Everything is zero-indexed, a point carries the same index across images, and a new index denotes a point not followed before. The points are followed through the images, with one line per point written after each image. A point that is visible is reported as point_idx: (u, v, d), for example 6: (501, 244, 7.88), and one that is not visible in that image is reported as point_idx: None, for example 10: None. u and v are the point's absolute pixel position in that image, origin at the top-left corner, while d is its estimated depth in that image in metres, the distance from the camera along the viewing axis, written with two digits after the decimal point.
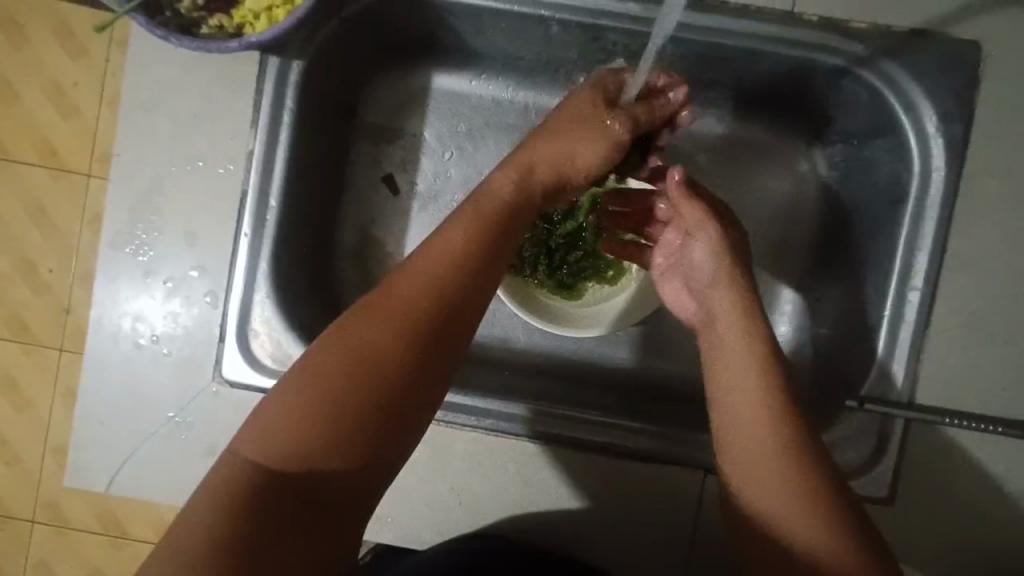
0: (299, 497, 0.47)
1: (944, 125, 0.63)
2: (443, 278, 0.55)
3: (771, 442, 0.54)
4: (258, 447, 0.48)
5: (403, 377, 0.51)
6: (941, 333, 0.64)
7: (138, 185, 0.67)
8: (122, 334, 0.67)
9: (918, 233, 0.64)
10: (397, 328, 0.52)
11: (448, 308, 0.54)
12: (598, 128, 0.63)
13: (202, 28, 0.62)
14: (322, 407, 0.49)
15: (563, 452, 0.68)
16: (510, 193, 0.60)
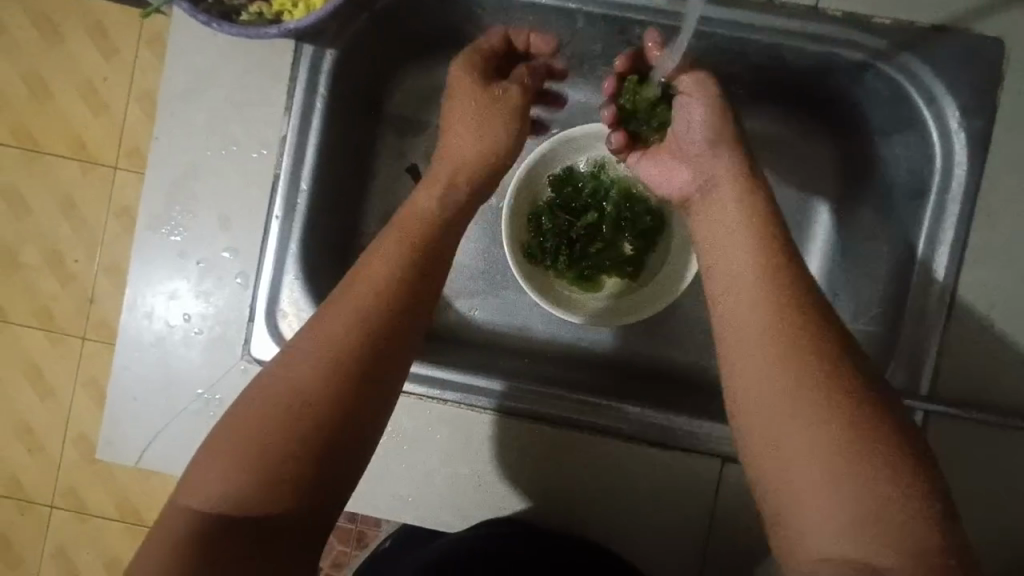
0: (239, 530, 0.48)
1: (966, 120, 0.64)
2: (366, 318, 0.56)
3: (781, 335, 0.53)
4: (196, 492, 0.50)
5: (329, 414, 0.52)
6: (960, 325, 0.64)
7: (174, 168, 0.69)
8: (155, 313, 0.69)
9: (939, 227, 0.65)
10: (319, 370, 0.53)
11: (369, 349, 0.55)
12: (479, 124, 0.71)
13: (242, 15, 0.64)
14: (251, 447, 0.50)
15: (550, 429, 0.69)
16: (432, 216, 0.65)
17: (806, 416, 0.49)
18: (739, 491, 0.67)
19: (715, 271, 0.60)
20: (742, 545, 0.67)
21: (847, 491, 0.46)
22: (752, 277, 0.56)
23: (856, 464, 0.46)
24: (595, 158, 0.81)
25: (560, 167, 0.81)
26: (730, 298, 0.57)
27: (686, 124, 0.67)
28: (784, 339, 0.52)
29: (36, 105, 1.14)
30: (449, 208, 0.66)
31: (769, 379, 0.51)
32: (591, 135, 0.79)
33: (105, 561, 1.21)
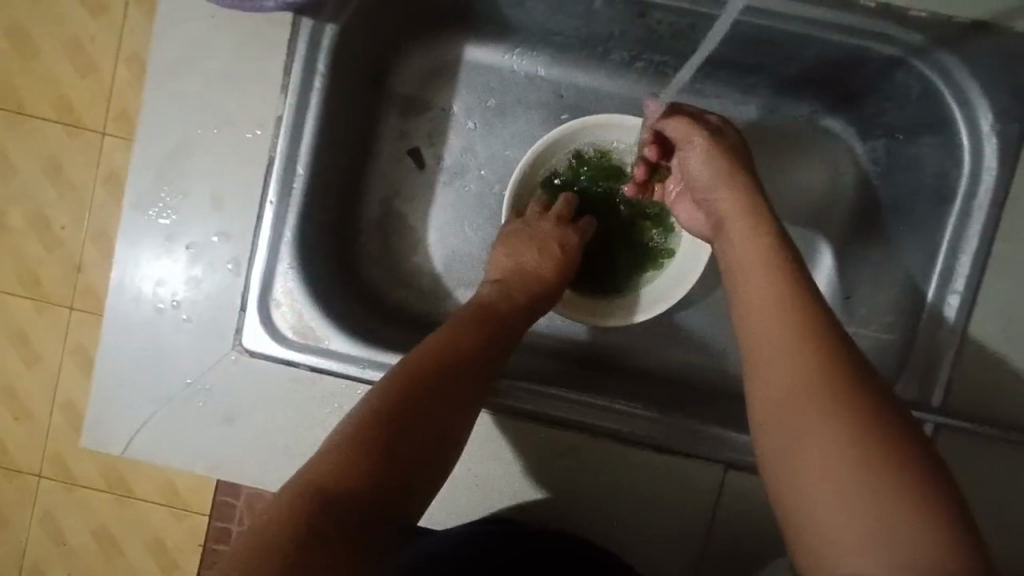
0: (347, 516, 0.49)
1: (999, 124, 0.61)
2: (473, 351, 0.61)
3: (805, 340, 0.51)
4: (310, 480, 0.51)
5: (438, 429, 0.57)
6: (981, 338, 0.62)
7: (162, 145, 0.65)
8: (143, 297, 0.66)
9: (962, 235, 0.62)
10: (424, 390, 0.57)
11: (474, 380, 0.60)
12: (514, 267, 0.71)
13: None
14: (365, 454, 0.52)
15: (546, 432, 0.67)
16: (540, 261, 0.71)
17: (847, 429, 0.47)
18: (739, 498, 0.66)
19: (744, 303, 0.57)
20: (740, 551, 0.66)
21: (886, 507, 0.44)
22: (778, 303, 0.55)
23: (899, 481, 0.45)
24: (602, 147, 0.77)
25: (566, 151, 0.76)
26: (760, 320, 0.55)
27: (696, 167, 0.67)
28: (812, 367, 0.50)
29: (21, 63, 1.09)
30: (530, 289, 0.69)
31: (804, 404, 0.49)
32: (596, 124, 0.74)
33: (93, 533, 1.20)
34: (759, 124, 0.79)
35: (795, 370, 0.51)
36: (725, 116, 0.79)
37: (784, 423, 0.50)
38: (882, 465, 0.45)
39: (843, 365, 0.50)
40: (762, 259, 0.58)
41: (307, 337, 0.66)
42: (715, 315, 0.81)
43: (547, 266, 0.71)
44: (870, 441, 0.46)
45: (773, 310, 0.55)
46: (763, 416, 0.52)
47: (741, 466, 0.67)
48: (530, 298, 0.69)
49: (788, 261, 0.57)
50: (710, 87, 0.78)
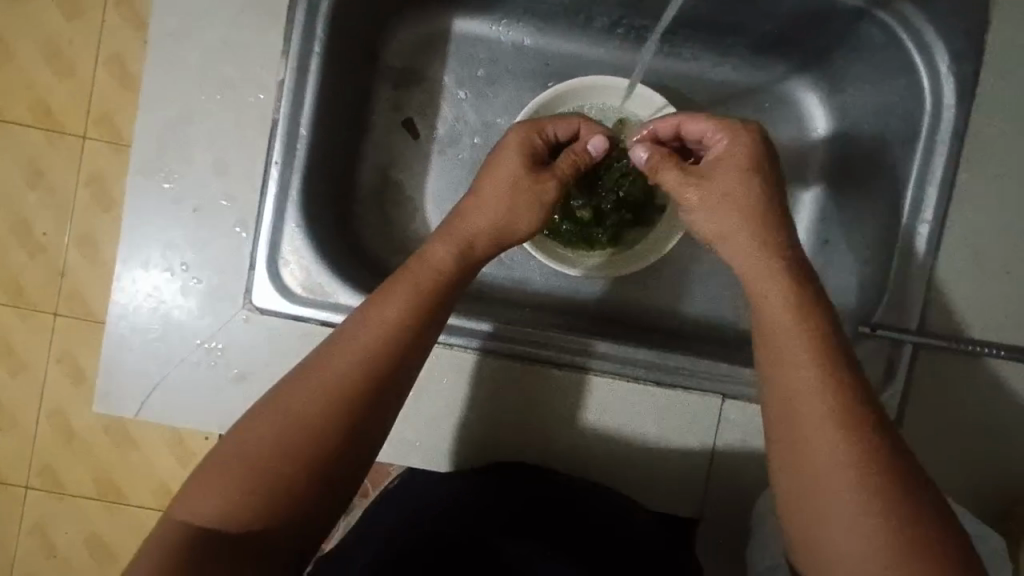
0: (230, 550, 0.51)
1: (955, 64, 0.67)
2: (373, 358, 0.58)
3: (804, 364, 0.51)
4: (190, 514, 0.53)
5: (336, 443, 0.56)
6: (948, 264, 0.68)
7: (166, 113, 0.66)
8: (151, 263, 0.67)
9: (929, 168, 0.67)
10: (312, 410, 0.56)
11: (379, 388, 0.58)
12: (478, 203, 0.66)
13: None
14: (258, 470, 0.54)
15: (555, 370, 0.71)
16: (485, 223, 0.65)
17: (834, 466, 0.48)
18: (737, 427, 0.70)
19: (755, 302, 0.56)
20: (741, 480, 0.70)
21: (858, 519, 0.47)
22: (789, 312, 0.53)
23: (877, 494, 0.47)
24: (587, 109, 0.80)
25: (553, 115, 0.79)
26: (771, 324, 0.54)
27: (698, 219, 0.60)
28: (815, 383, 0.51)
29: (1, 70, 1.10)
30: (461, 264, 0.64)
31: (806, 418, 0.50)
32: (578, 88, 0.78)
33: (87, 540, 1.19)
34: (733, 84, 0.84)
35: (795, 382, 0.51)
36: (702, 78, 0.84)
37: (791, 432, 0.51)
38: (859, 483, 0.48)
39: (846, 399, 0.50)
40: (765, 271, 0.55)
41: (316, 293, 0.69)
42: (701, 268, 0.85)
43: (497, 226, 0.65)
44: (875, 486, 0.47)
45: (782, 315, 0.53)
46: (771, 416, 0.53)
47: (736, 397, 0.70)
48: (468, 265, 0.65)
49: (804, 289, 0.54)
50: (688, 50, 0.83)
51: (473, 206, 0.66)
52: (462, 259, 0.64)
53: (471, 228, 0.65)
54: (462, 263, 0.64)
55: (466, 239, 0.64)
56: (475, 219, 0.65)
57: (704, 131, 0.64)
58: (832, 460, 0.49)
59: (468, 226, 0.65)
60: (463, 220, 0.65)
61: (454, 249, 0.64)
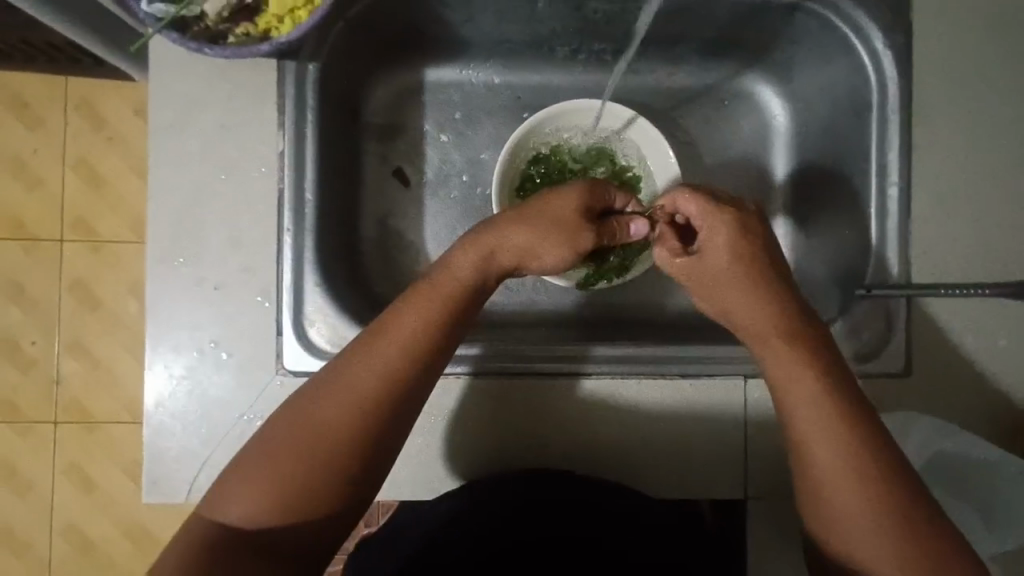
0: (251, 552, 0.54)
1: (889, 40, 0.73)
2: (392, 373, 0.59)
3: (806, 377, 0.58)
4: (213, 512, 0.56)
5: (348, 462, 0.57)
6: (920, 218, 0.73)
7: (175, 201, 0.69)
8: (181, 346, 0.69)
9: (886, 134, 0.74)
10: (327, 427, 0.57)
11: (396, 404, 0.59)
12: (511, 221, 0.67)
13: (209, 14, 0.62)
14: (280, 477, 0.56)
15: (568, 380, 0.73)
16: (514, 237, 0.67)
17: (851, 481, 0.55)
18: (763, 402, 0.73)
19: (760, 354, 0.62)
20: (778, 454, 0.73)
21: (870, 521, 0.55)
22: (777, 322, 0.61)
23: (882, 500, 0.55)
24: (566, 128, 0.85)
25: (535, 139, 0.84)
26: (773, 371, 0.60)
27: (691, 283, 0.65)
28: (822, 409, 0.57)
29: None
30: (483, 269, 0.66)
31: (812, 434, 0.57)
32: (554, 112, 0.83)
33: None
34: (693, 88, 0.90)
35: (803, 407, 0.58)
36: (664, 86, 0.90)
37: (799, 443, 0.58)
38: (869, 493, 0.55)
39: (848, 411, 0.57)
40: (760, 300, 0.62)
41: (345, 346, 0.71)
42: None
43: (526, 246, 0.67)
44: (879, 494, 0.55)
45: (790, 343, 0.60)
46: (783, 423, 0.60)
47: (757, 374, 0.74)
48: (489, 275, 0.66)
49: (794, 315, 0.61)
50: (646, 63, 0.89)
51: (496, 224, 0.68)
52: (482, 271, 0.66)
53: (495, 240, 0.66)
54: (485, 275, 0.66)
55: (489, 249, 0.66)
56: (501, 232, 0.67)
57: (693, 211, 0.66)
58: (840, 474, 0.56)
59: (495, 237, 0.66)
60: (488, 235, 0.66)
61: (475, 261, 0.65)
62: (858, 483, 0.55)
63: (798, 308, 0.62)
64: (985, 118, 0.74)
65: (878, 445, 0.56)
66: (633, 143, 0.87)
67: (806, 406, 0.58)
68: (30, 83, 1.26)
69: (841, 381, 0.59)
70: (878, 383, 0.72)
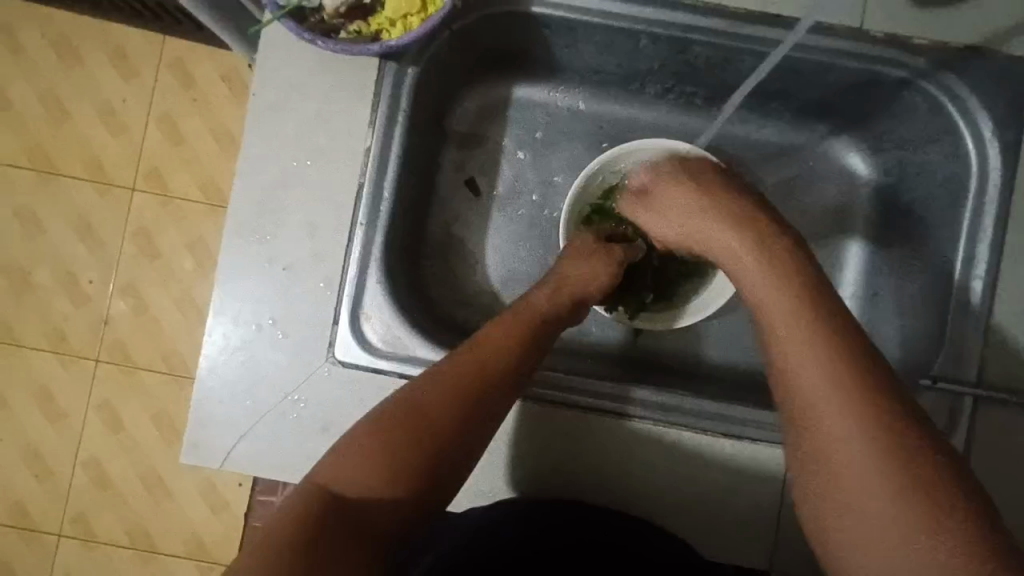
0: (355, 524, 0.56)
1: (998, 130, 0.71)
2: (491, 375, 0.64)
3: (823, 358, 0.57)
4: (323, 481, 0.57)
5: (447, 449, 0.61)
6: (1003, 318, 0.70)
7: (261, 178, 0.71)
8: (242, 318, 0.71)
9: (979, 226, 0.71)
10: (426, 415, 0.61)
11: (490, 402, 0.63)
12: (582, 259, 0.76)
13: (327, 9, 0.64)
14: (387, 456, 0.59)
15: (606, 419, 0.72)
16: (586, 273, 0.75)
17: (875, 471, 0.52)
18: None
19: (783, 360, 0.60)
20: None
21: (882, 475, 0.52)
22: (792, 304, 0.62)
23: (903, 474, 0.52)
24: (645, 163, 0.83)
25: (609, 173, 0.83)
26: (790, 353, 0.60)
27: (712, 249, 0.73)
28: (840, 395, 0.55)
29: None
30: (559, 298, 0.72)
31: (835, 408, 0.55)
32: (627, 149, 0.81)
33: None
34: (779, 145, 0.89)
35: (812, 377, 0.57)
36: (750, 138, 0.89)
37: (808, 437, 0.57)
38: (896, 463, 0.52)
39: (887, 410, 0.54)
40: (784, 292, 0.63)
41: (396, 346, 0.72)
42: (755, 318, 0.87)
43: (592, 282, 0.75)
44: (903, 469, 0.52)
45: (799, 329, 0.60)
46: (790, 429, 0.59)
47: None
48: (566, 304, 0.73)
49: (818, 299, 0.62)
50: (735, 113, 0.88)
51: (567, 260, 0.76)
52: (559, 298, 0.72)
53: (572, 274, 0.74)
54: (563, 304, 0.72)
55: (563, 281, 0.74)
56: (573, 267, 0.75)
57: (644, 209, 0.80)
58: (870, 467, 0.52)
59: (569, 275, 0.74)
60: (563, 271, 0.75)
61: (552, 291, 0.73)
62: (875, 455, 0.53)
63: (824, 292, 0.63)
64: None
65: (903, 430, 0.53)
66: None
67: (823, 390, 0.56)
68: (135, 37, 1.32)
69: (872, 362, 0.57)
70: None
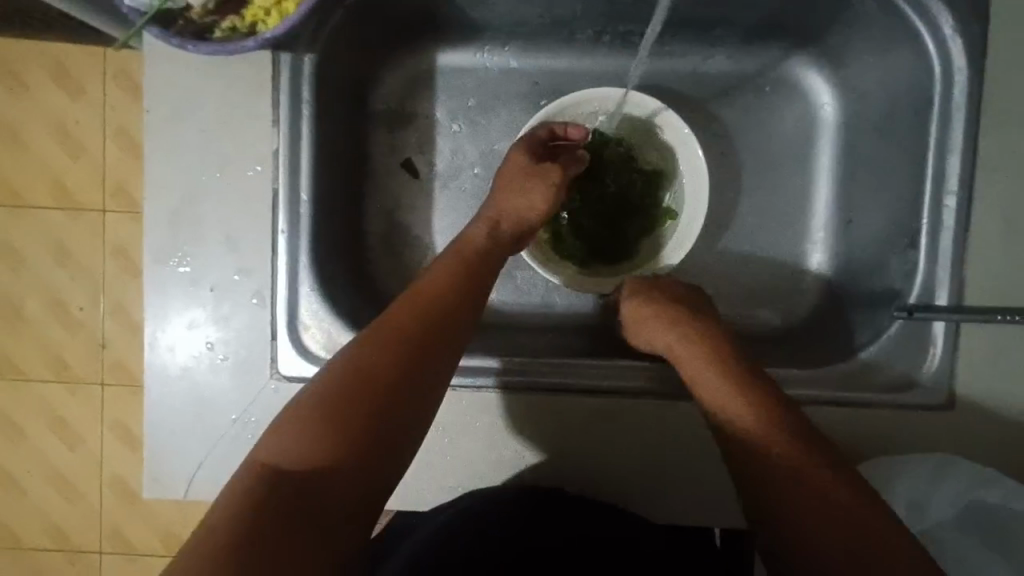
0: (297, 496, 0.50)
1: (960, 24, 0.63)
2: (428, 314, 0.61)
3: (705, 363, 0.64)
4: (264, 456, 0.52)
5: (398, 408, 0.56)
6: (980, 234, 0.64)
7: (171, 198, 0.68)
8: (178, 346, 0.69)
9: (947, 137, 0.64)
10: (373, 373, 0.56)
11: (432, 342, 0.60)
12: (520, 183, 0.72)
13: (194, 7, 0.58)
14: (330, 412, 0.54)
15: (570, 398, 0.69)
16: (522, 204, 0.72)
17: (790, 480, 0.56)
18: None
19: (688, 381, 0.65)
20: None
21: (820, 503, 0.55)
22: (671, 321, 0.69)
23: (810, 487, 0.56)
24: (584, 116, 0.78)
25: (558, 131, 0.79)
26: (694, 382, 0.64)
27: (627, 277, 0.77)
28: (733, 397, 0.61)
29: (17, 161, 1.19)
30: (495, 232, 0.70)
31: (731, 417, 0.60)
32: (573, 101, 0.77)
33: None
34: (731, 73, 0.81)
35: (738, 429, 0.60)
36: (698, 72, 0.82)
37: (751, 477, 0.58)
38: (805, 473, 0.56)
39: (785, 428, 0.59)
40: (677, 340, 0.67)
41: None
42: (724, 266, 0.82)
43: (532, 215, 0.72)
44: (828, 485, 0.55)
45: (693, 356, 0.66)
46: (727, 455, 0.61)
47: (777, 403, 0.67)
48: (506, 238, 0.71)
49: (710, 340, 0.66)
50: (677, 46, 0.80)
51: (501, 190, 0.72)
52: (496, 232, 0.70)
53: (511, 203, 0.72)
54: (501, 237, 0.70)
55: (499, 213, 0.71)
56: (509, 195, 0.72)
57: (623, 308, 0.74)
58: (788, 481, 0.56)
59: (506, 203, 0.72)
60: (497, 202, 0.72)
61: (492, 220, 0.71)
62: (806, 478, 0.56)
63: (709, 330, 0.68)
64: None
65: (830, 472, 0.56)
66: (664, 137, 0.79)
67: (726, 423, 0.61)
68: None
69: (742, 373, 0.63)
70: (916, 419, 0.65)
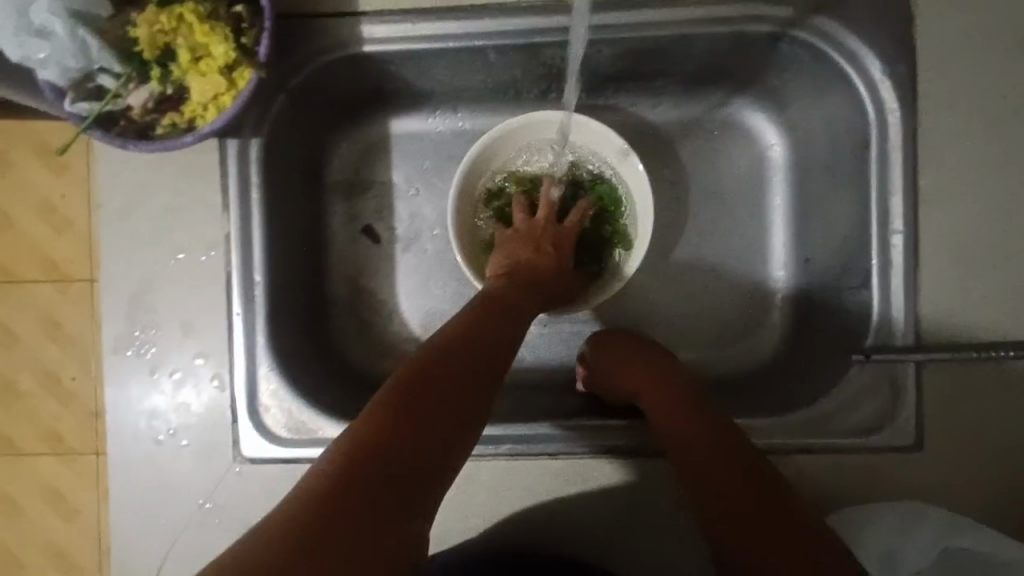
0: (338, 547, 0.40)
1: (887, 69, 0.64)
2: (477, 356, 0.56)
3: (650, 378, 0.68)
4: (296, 499, 0.42)
5: (437, 442, 0.49)
6: (929, 271, 0.64)
7: (126, 288, 0.68)
8: (141, 434, 0.69)
9: (888, 178, 0.64)
10: (407, 411, 0.48)
11: (479, 384, 0.54)
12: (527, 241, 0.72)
13: (134, 107, 0.60)
14: (379, 448, 0.46)
15: (531, 461, 0.68)
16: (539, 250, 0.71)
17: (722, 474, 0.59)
18: None
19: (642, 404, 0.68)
20: None
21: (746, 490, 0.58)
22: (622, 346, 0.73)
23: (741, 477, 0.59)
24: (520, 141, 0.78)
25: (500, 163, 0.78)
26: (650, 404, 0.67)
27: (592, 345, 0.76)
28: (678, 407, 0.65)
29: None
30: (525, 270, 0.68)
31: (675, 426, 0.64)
32: (517, 127, 0.76)
33: None
34: (679, 121, 0.82)
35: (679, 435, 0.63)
36: (647, 122, 0.83)
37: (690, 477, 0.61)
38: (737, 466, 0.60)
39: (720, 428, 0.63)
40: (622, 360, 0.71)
41: (301, 431, 0.68)
42: (688, 311, 0.82)
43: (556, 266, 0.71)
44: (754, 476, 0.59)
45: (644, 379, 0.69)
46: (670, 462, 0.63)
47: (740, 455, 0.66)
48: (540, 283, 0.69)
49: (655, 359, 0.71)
50: (623, 99, 0.82)
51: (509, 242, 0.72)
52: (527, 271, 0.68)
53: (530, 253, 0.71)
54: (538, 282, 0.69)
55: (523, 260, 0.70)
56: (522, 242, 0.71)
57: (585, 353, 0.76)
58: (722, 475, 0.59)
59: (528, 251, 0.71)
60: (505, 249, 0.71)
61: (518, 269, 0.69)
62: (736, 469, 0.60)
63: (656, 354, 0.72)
64: (1005, 151, 0.64)
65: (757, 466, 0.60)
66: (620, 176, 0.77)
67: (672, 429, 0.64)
68: None
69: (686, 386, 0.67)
70: (885, 461, 0.64)
